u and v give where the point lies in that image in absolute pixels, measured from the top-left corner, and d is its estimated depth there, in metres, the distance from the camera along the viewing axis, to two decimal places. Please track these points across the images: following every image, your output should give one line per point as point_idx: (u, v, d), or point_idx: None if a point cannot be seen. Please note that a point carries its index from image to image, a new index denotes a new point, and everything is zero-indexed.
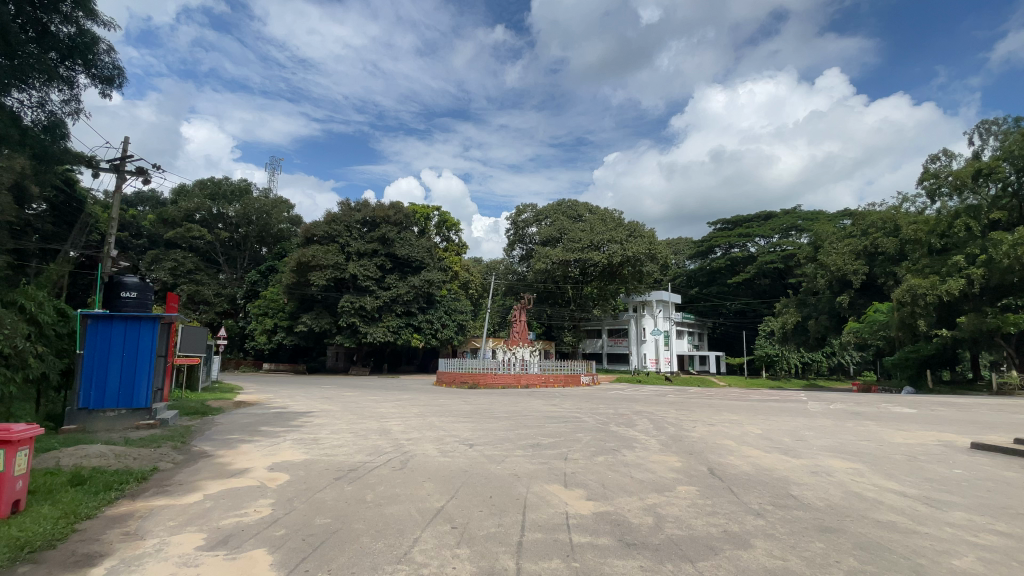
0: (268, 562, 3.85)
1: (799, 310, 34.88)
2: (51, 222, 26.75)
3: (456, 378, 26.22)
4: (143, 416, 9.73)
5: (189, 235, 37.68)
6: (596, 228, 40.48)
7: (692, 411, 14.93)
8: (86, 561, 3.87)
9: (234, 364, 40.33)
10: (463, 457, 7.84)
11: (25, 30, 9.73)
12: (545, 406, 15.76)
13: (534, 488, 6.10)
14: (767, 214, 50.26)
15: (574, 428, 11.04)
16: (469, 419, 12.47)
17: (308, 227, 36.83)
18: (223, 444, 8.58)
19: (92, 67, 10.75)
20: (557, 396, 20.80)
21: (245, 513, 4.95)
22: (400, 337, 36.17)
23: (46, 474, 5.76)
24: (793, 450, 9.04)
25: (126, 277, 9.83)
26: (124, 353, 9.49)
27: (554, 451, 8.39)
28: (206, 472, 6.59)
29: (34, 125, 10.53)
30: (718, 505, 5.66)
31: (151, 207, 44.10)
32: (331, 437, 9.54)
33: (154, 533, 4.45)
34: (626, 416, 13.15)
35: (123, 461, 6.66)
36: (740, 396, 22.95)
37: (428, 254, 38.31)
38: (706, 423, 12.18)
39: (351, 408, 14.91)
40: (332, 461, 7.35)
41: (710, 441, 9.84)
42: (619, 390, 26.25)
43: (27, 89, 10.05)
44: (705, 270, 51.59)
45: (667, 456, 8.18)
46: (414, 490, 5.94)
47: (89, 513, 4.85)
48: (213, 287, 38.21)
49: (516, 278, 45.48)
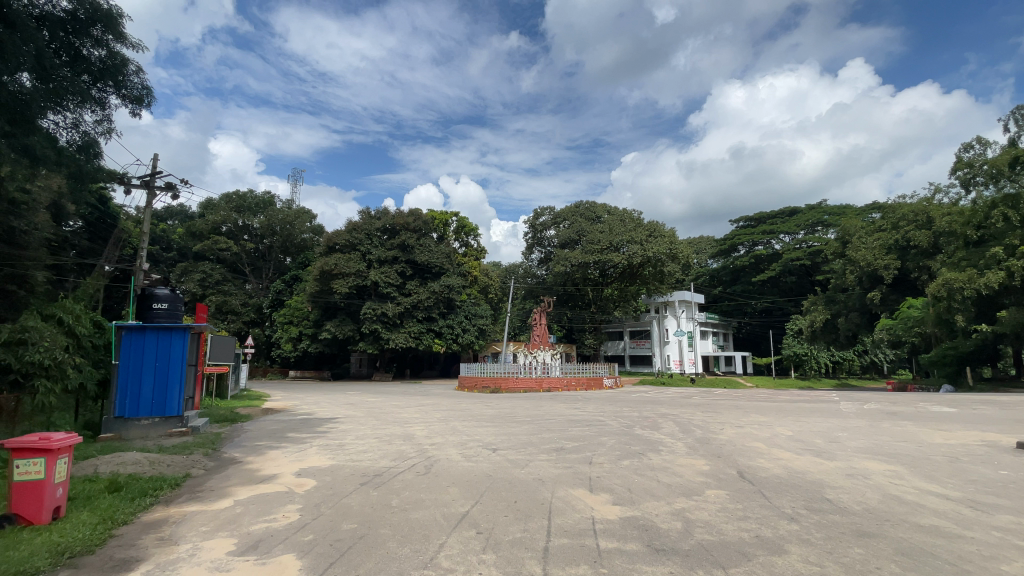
0: (297, 567, 3.90)
1: (828, 308, 34.03)
2: (87, 238, 27.91)
3: (479, 382, 26.40)
4: (175, 424, 9.91)
5: (216, 247, 38.79)
6: (615, 229, 40.08)
7: (719, 413, 14.61)
8: (123, 566, 3.98)
9: (262, 371, 41.19)
10: (486, 462, 7.82)
11: (59, 55, 10.18)
12: (567, 410, 15.72)
13: (560, 493, 6.03)
14: (791, 210, 49.17)
15: (597, 431, 10.92)
16: (492, 424, 12.49)
17: (330, 236, 37.30)
18: (251, 450, 8.76)
19: (122, 87, 11.16)
20: (581, 399, 20.80)
21: (274, 518, 5.03)
22: (422, 343, 36.53)
23: (84, 482, 5.96)
24: (825, 453, 8.77)
25: (157, 289, 10.12)
26: (156, 363, 9.75)
27: (578, 455, 8.30)
28: (236, 478, 6.72)
29: (68, 144, 10.96)
30: (750, 509, 5.50)
31: (180, 220, 45.43)
32: (356, 442, 9.65)
33: (188, 538, 4.55)
34: (651, 419, 12.94)
35: (157, 468, 6.83)
36: (768, 397, 22.35)
37: (447, 259, 38.70)
38: (734, 425, 11.92)
39: (376, 413, 15.10)
40: (357, 467, 7.43)
41: (738, 443, 9.61)
42: (644, 393, 25.84)
43: (63, 111, 10.42)
44: (728, 269, 50.72)
45: (694, 460, 8.02)
46: (438, 494, 5.97)
47: (126, 518, 5.00)
48: (240, 297, 39.30)
49: (536, 281, 45.45)
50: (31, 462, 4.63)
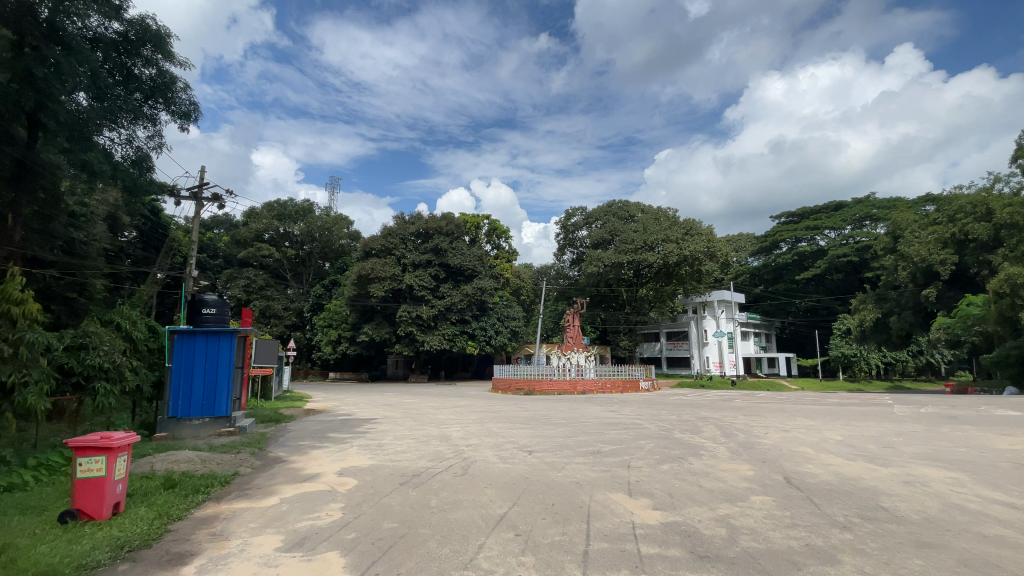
0: (341, 564, 3.98)
1: (879, 307, 32.51)
2: (141, 247, 29.63)
3: (513, 384, 26.47)
4: (224, 425, 10.31)
5: (260, 254, 40.38)
6: (650, 228, 39.25)
7: (763, 417, 14.11)
8: (178, 560, 4.16)
9: (303, 373, 42.59)
10: (523, 464, 7.80)
11: (114, 75, 12.42)
12: (604, 412, 15.51)
13: (598, 497, 5.93)
14: (836, 205, 47.12)
15: (635, 435, 10.71)
16: (527, 426, 12.44)
17: (367, 241, 38.20)
18: (295, 450, 9.01)
19: (171, 104, 13.48)
20: (617, 402, 20.51)
21: (318, 517, 5.16)
22: (456, 345, 36.88)
23: (143, 478, 6.30)
24: (880, 459, 8.30)
25: (206, 295, 10.55)
26: (206, 366, 10.21)
27: (615, 459, 8.19)
28: (282, 477, 6.95)
29: (124, 159, 12.94)
30: (799, 517, 5.28)
31: (226, 229, 47.44)
32: (395, 443, 9.80)
33: (238, 534, 4.73)
34: (691, 422, 12.60)
35: (208, 466, 7.15)
36: (817, 401, 21.29)
37: (479, 262, 39.01)
38: (779, 429, 11.47)
39: (413, 414, 15.30)
40: (396, 467, 7.54)
41: (784, 448, 9.23)
42: (683, 395, 25.16)
43: (118, 128, 12.48)
44: (770, 267, 49.00)
45: (738, 464, 7.77)
46: (476, 496, 5.98)
47: (180, 514, 5.24)
48: (282, 301, 40.63)
49: (568, 282, 44.75)
50: (94, 460, 4.91)
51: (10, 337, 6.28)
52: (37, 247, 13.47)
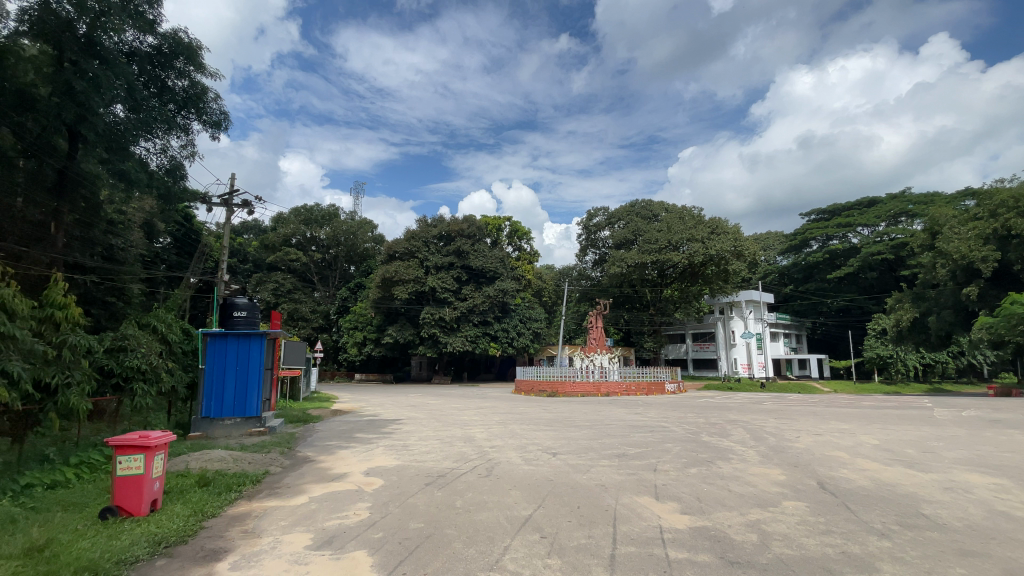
0: (368, 563, 4.02)
1: (917, 306, 31.33)
2: (175, 253, 30.69)
3: (536, 386, 26.44)
4: (254, 424, 10.58)
5: (288, 258, 41.29)
6: (674, 228, 38.61)
7: (795, 420, 13.72)
8: (213, 556, 4.28)
9: (330, 374, 43.44)
10: (547, 466, 7.77)
11: (150, 87, 12.94)
12: (629, 415, 15.30)
13: (625, 500, 5.86)
14: (869, 201, 45.58)
15: (661, 438, 10.55)
16: (551, 428, 12.38)
17: (390, 245, 38.71)
18: (323, 450, 9.19)
19: (203, 113, 13.94)
20: (642, 404, 20.23)
21: (346, 516, 5.24)
22: (478, 346, 37.00)
23: (178, 476, 6.51)
24: (919, 464, 7.98)
25: (237, 298, 10.88)
26: (237, 367, 10.50)
27: (641, 461, 8.07)
28: (310, 476, 7.08)
29: (159, 167, 13.45)
30: (833, 523, 5.11)
31: (255, 234, 48.68)
32: (420, 443, 9.89)
33: (269, 532, 4.83)
34: (719, 425, 12.34)
35: (240, 465, 7.34)
36: (851, 403, 20.61)
37: (501, 264, 39.26)
38: (812, 433, 11.12)
39: (437, 415, 15.40)
40: (421, 467, 7.60)
41: (817, 452, 8.95)
42: (710, 398, 24.67)
43: (153, 138, 12.97)
44: (800, 266, 47.68)
45: (768, 469, 7.57)
46: (500, 497, 5.98)
47: (214, 512, 5.39)
48: (310, 304, 41.55)
49: (590, 283, 44.18)
50: (132, 458, 5.10)
51: (53, 340, 6.54)
52: (78, 254, 14.01)
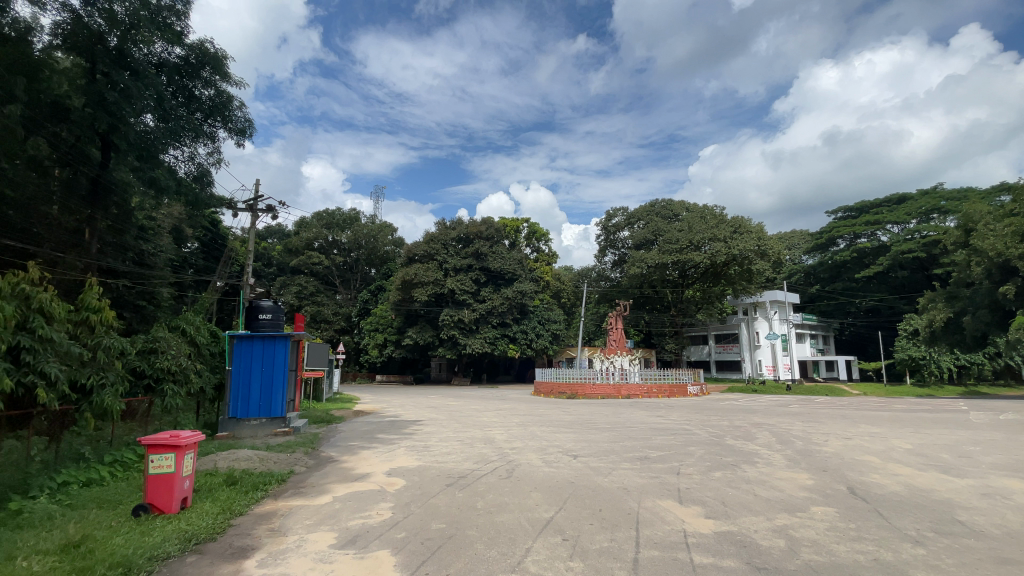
0: (392, 563, 4.06)
1: (950, 306, 30.31)
2: (203, 257, 31.57)
3: (556, 388, 26.40)
4: (280, 425, 10.78)
5: (311, 262, 42.06)
6: (695, 227, 38.02)
7: (822, 423, 13.37)
8: (241, 553, 4.38)
9: (352, 376, 44.10)
10: (568, 468, 7.72)
11: (178, 96, 13.36)
12: (651, 417, 15.12)
13: (647, 504, 5.79)
14: (898, 197, 44.24)
15: (683, 440, 10.40)
16: (571, 430, 12.31)
17: (410, 247, 39.15)
18: (346, 450, 9.32)
19: (229, 121, 14.32)
20: (664, 406, 19.98)
21: (369, 515, 5.30)
22: (497, 348, 37.05)
23: (208, 475, 6.68)
24: (955, 469, 7.69)
25: (262, 301, 11.14)
26: (263, 368, 10.72)
27: (664, 465, 7.97)
28: (334, 476, 7.20)
29: (187, 174, 13.90)
30: (864, 530, 4.96)
31: (279, 238, 49.70)
32: (440, 444, 9.94)
33: (295, 530, 4.92)
34: (744, 429, 12.11)
35: (266, 464, 7.50)
36: (882, 406, 20.00)
37: (519, 265, 39.34)
38: (841, 437, 10.82)
39: (458, 417, 15.47)
40: (442, 468, 7.64)
41: (846, 457, 8.70)
42: (733, 400, 24.23)
43: (182, 146, 13.40)
44: (826, 265, 46.50)
45: (796, 473, 7.39)
46: (521, 499, 5.97)
47: (241, 510, 5.51)
48: (332, 306, 42.25)
49: (610, 284, 43.74)
50: (164, 457, 5.25)
51: (89, 342, 6.78)
52: (112, 259, 14.58)
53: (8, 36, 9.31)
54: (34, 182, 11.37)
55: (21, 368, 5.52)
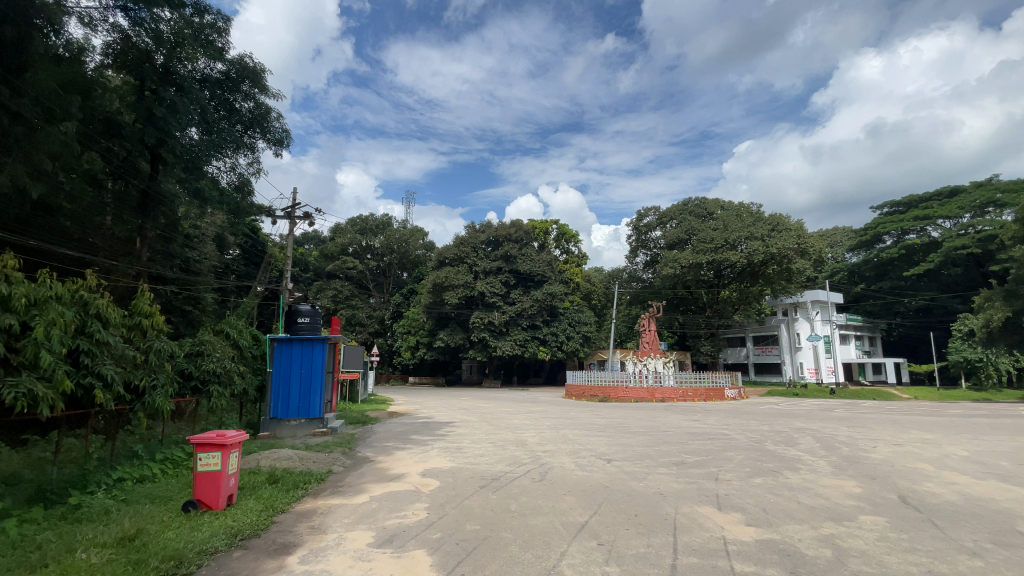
0: (428, 563, 4.10)
1: (1009, 304, 28.42)
2: (244, 264, 32.81)
3: (588, 391, 26.17)
4: (317, 425, 11.07)
5: (346, 267, 43.10)
6: (730, 226, 36.98)
7: (870, 429, 12.76)
8: (284, 549, 4.52)
9: (386, 377, 44.97)
10: (602, 472, 7.63)
11: (220, 110, 13.99)
12: (687, 422, 14.77)
13: (684, 509, 5.66)
14: (950, 190, 41.90)
15: (721, 445, 10.13)
16: (605, 433, 12.16)
17: (440, 251, 39.68)
18: (382, 451, 9.49)
19: (267, 132, 14.87)
20: (701, 410, 19.51)
21: (405, 515, 5.38)
22: (528, 350, 36.98)
23: (251, 473, 6.92)
24: (1018, 478, 7.19)
25: (301, 305, 11.50)
26: (302, 369, 11.05)
27: (702, 470, 7.77)
28: (370, 475, 7.35)
29: (229, 184, 14.51)
30: (917, 540, 4.70)
31: (315, 244, 51.17)
32: (473, 446, 9.98)
33: (334, 528, 5.03)
34: (785, 434, 11.68)
35: (305, 464, 7.72)
36: (935, 411, 18.93)
37: (549, 267, 39.23)
38: (890, 443, 10.29)
39: (490, 419, 15.51)
40: (475, 470, 7.68)
41: (896, 464, 8.26)
42: (773, 404, 23.42)
43: (224, 157, 14.01)
44: (871, 263, 44.42)
45: (842, 481, 7.07)
46: (556, 502, 5.92)
47: (283, 507, 5.69)
48: (366, 310, 43.18)
49: (642, 285, 42.96)
50: (211, 455, 5.48)
51: (141, 346, 7.12)
52: (160, 266, 15.35)
53: (64, 57, 9.90)
54: (90, 194, 12.05)
55: (80, 370, 5.85)
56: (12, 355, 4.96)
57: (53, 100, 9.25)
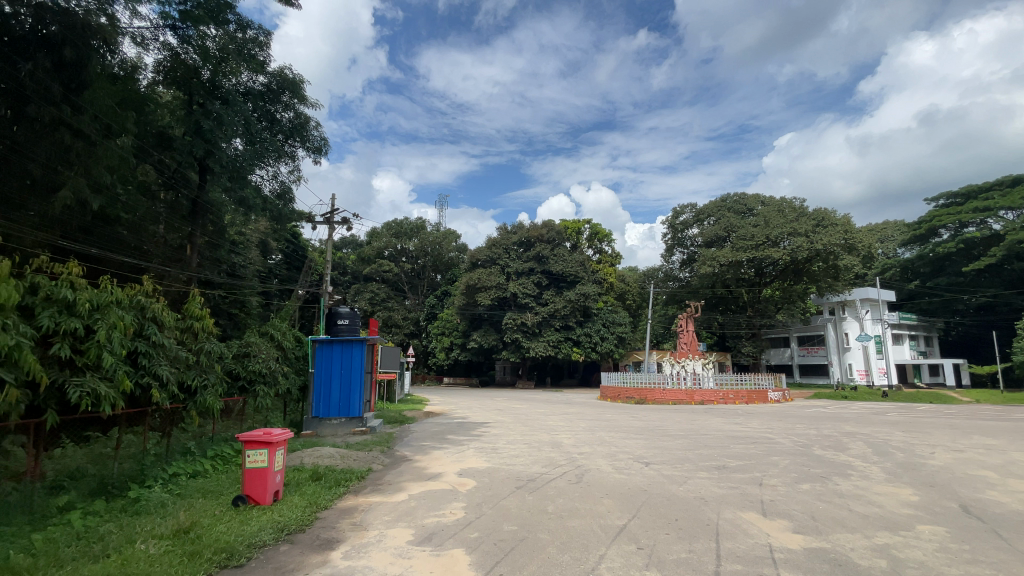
0: (466, 562, 4.14)
1: None
2: (286, 268, 34.08)
3: (624, 393, 25.84)
4: (357, 424, 11.36)
5: (382, 270, 44.04)
6: (771, 222, 35.68)
7: (927, 433, 12.03)
8: (328, 545, 4.65)
9: (421, 378, 45.74)
10: (640, 475, 7.50)
11: (262, 120, 14.58)
12: (728, 425, 14.36)
13: (727, 515, 5.49)
14: (1014, 179, 39.10)
15: (765, 449, 9.78)
16: (642, 436, 11.96)
17: (473, 253, 40.12)
18: (419, 450, 9.64)
19: (307, 141, 15.37)
20: (742, 413, 18.91)
21: (443, 514, 5.44)
22: (562, 351, 36.78)
23: (295, 470, 7.17)
24: None
25: (340, 307, 11.81)
26: (342, 370, 11.36)
27: (744, 475, 7.53)
28: (408, 474, 7.47)
29: (272, 192, 15.10)
30: (980, 552, 4.40)
31: (353, 248, 52.54)
32: (509, 447, 10.01)
33: (375, 525, 5.15)
34: (834, 438, 11.17)
35: (346, 461, 7.93)
36: (1000, 415, 17.69)
37: (582, 267, 38.86)
38: (950, 449, 9.69)
39: (525, 420, 15.51)
40: (511, 470, 7.70)
41: (957, 470, 7.77)
42: (819, 407, 22.46)
43: (267, 165, 14.59)
44: (926, 258, 41.91)
45: (897, 488, 6.70)
46: (593, 505, 5.86)
47: (326, 504, 5.85)
48: (402, 312, 44.06)
49: (678, 284, 41.99)
50: (258, 452, 5.71)
51: (193, 347, 7.49)
52: (209, 272, 16.09)
53: (119, 75, 10.52)
54: (144, 204, 12.72)
55: (138, 370, 6.20)
56: (78, 355, 5.32)
57: (111, 116, 9.83)
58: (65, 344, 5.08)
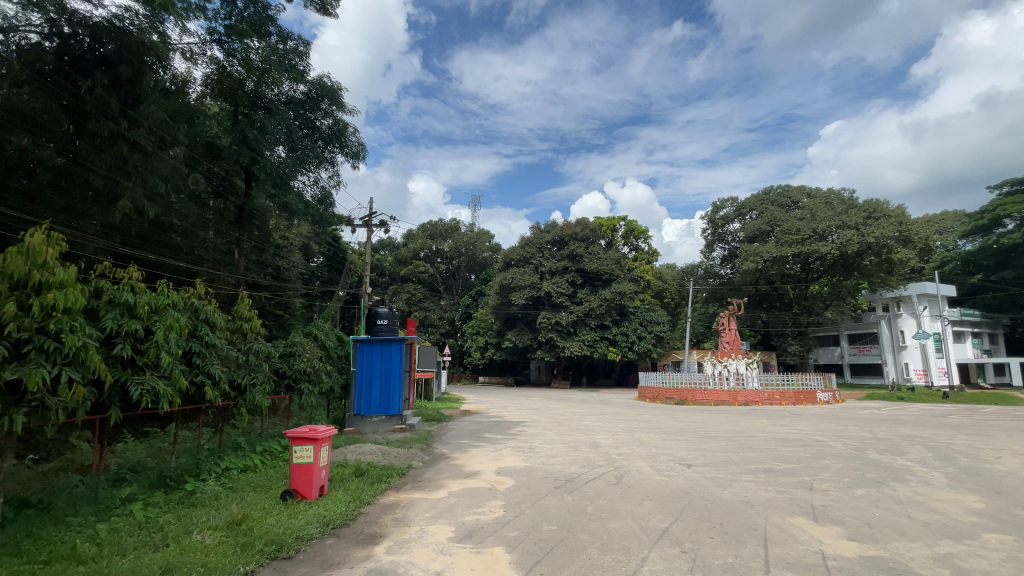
0: (507, 561, 4.14)
1: None
2: (328, 270, 35.15)
3: (663, 393, 25.31)
4: (397, 421, 11.60)
5: (417, 271, 44.75)
6: (818, 215, 34.14)
7: (994, 437, 11.22)
8: (371, 540, 4.76)
9: (457, 377, 46.27)
10: (682, 477, 7.32)
11: (303, 128, 15.09)
12: (774, 427, 13.82)
13: (775, 520, 5.29)
14: None
15: (815, 453, 9.35)
16: (683, 437, 11.67)
17: (506, 253, 40.35)
18: (457, 448, 9.74)
19: (345, 146, 15.77)
20: (788, 414, 18.18)
21: (483, 512, 5.47)
22: (597, 351, 36.29)
23: (339, 466, 7.39)
24: None
25: (379, 308, 12.09)
26: (382, 369, 11.63)
27: (793, 478, 7.23)
28: (447, 472, 7.56)
29: (313, 197, 15.61)
30: None
31: (390, 250, 53.60)
32: (546, 446, 9.97)
33: (416, 521, 5.23)
34: (890, 442, 10.56)
35: (387, 458, 8.11)
36: None
37: (617, 266, 38.24)
38: (1021, 454, 8.99)
39: (562, 420, 15.40)
40: (550, 470, 7.66)
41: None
42: (872, 409, 21.35)
43: (308, 171, 15.09)
44: (991, 250, 39.11)
45: (961, 495, 6.28)
46: (634, 506, 5.76)
47: (369, 499, 5.99)
48: (438, 312, 44.68)
49: (718, 281, 40.76)
50: (304, 448, 5.90)
51: (242, 347, 7.82)
52: (255, 275, 16.79)
53: (171, 89, 11.13)
54: (195, 212, 13.37)
55: (192, 369, 6.53)
56: (138, 355, 5.64)
57: (164, 128, 10.39)
58: (126, 344, 5.40)
